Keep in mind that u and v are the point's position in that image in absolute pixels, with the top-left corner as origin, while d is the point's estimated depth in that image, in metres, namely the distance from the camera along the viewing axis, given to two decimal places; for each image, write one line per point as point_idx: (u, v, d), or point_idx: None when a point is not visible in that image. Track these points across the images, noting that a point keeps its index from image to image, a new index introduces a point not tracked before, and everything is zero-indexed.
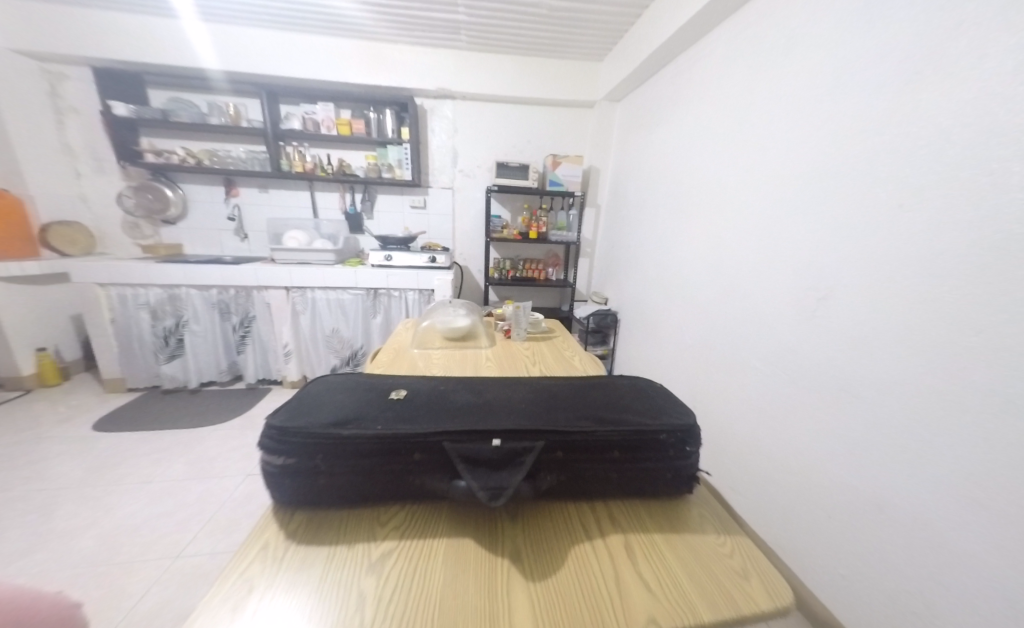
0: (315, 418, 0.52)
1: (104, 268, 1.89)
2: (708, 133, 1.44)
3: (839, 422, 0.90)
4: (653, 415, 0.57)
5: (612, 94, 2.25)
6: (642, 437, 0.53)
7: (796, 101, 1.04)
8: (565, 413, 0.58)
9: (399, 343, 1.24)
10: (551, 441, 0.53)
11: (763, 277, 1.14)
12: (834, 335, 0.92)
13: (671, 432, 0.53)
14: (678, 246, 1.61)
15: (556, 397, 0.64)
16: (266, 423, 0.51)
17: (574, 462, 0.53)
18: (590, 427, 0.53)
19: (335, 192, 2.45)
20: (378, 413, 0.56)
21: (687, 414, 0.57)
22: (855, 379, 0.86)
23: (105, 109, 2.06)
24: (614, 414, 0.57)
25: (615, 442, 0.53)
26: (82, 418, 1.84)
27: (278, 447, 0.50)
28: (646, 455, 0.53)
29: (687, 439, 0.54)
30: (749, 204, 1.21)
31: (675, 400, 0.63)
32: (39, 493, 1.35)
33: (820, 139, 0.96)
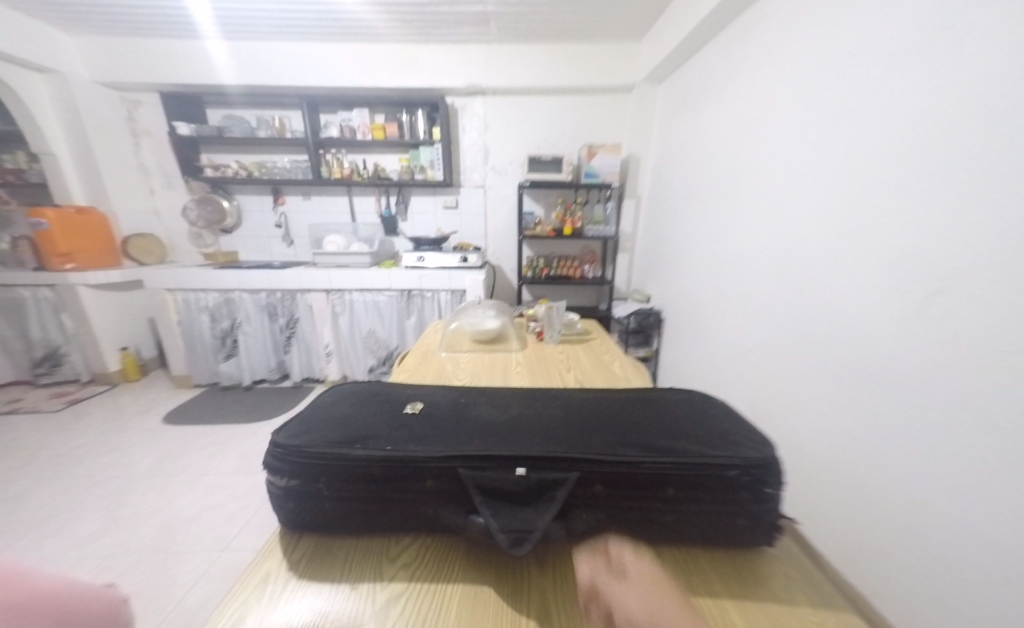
0: (322, 436, 0.48)
1: (170, 275, 2.07)
2: (764, 107, 1.26)
3: (958, 456, 0.67)
4: (717, 446, 0.47)
5: (652, 75, 2.08)
6: (702, 474, 0.44)
7: (882, 46, 0.84)
8: (605, 438, 0.49)
9: (428, 346, 1.20)
10: (588, 473, 0.45)
11: (846, 267, 0.92)
12: (948, 339, 0.70)
13: (742, 469, 0.44)
14: (730, 237, 1.43)
15: (594, 416, 0.55)
16: (272, 440, 0.48)
17: (615, 498, 0.45)
18: (636, 458, 0.45)
19: (371, 196, 2.50)
20: (391, 430, 0.50)
21: (761, 445, 0.47)
22: (980, 399, 0.64)
23: (171, 129, 2.25)
24: (666, 442, 0.48)
25: (666, 477, 0.44)
26: (155, 412, 2.02)
27: (283, 467, 0.46)
28: (707, 497, 0.44)
29: (762, 480, 0.43)
30: (819, 182, 1.01)
31: (741, 424, 0.52)
32: (114, 480, 1.48)
33: (912, 94, 0.77)
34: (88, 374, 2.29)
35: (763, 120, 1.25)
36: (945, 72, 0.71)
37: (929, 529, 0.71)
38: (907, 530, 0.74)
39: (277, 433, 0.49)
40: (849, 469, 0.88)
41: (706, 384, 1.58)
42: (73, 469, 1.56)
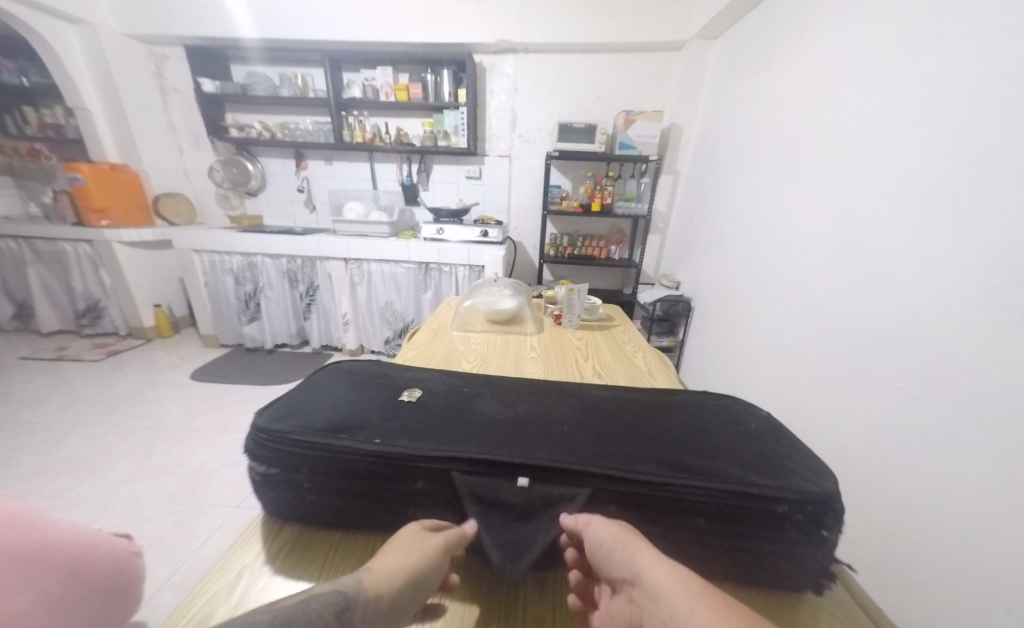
0: (308, 421, 0.44)
1: (197, 236, 2.09)
2: (838, 64, 1.06)
3: None
4: (762, 472, 0.39)
5: (706, 31, 1.83)
6: (742, 506, 0.37)
7: None
8: (625, 449, 0.43)
9: (440, 323, 1.14)
10: (603, 489, 0.39)
11: (926, 260, 0.77)
12: None
13: (793, 505, 0.36)
14: (779, 220, 1.27)
15: (613, 420, 0.49)
16: (253, 423, 0.44)
17: (631, 520, 0.39)
18: (661, 478, 0.38)
19: (393, 163, 2.42)
20: (384, 421, 0.45)
21: (819, 476, 0.39)
22: None
23: (196, 86, 2.21)
24: (698, 461, 0.41)
25: (696, 505, 0.37)
26: (185, 368, 2.12)
27: (263, 452, 0.42)
28: (744, 531, 0.37)
29: (818, 520, 0.36)
30: (902, 155, 0.84)
31: (789, 444, 0.45)
32: (144, 431, 1.56)
33: None
34: (126, 328, 2.42)
35: (835, 79, 1.06)
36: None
37: (997, 570, 0.62)
38: (971, 569, 0.65)
39: (262, 414, 0.45)
40: (902, 491, 0.77)
41: (734, 382, 1.47)
42: (109, 417, 1.66)
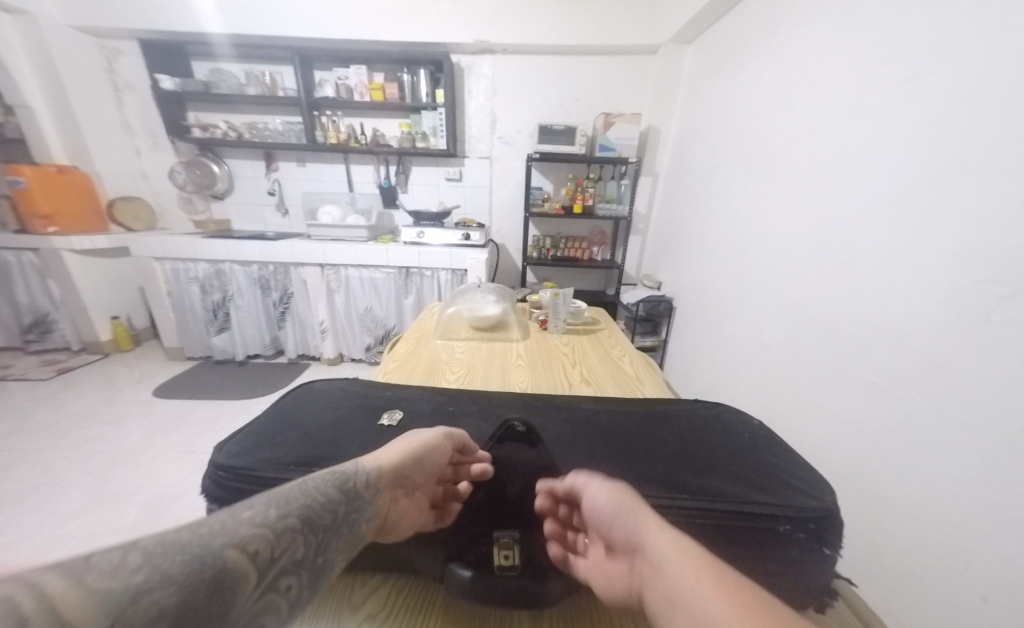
0: (274, 455, 0.44)
1: (157, 242, 1.96)
2: (810, 70, 1.08)
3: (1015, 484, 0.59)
4: (759, 487, 0.39)
5: (682, 34, 1.86)
6: (743, 525, 0.37)
7: None
8: (621, 471, 0.43)
9: (422, 331, 1.11)
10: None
11: (896, 261, 0.80)
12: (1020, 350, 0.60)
13: (795, 524, 0.36)
14: (756, 222, 1.29)
15: (608, 437, 0.49)
16: (216, 462, 0.43)
17: None
18: (658, 502, 0.39)
19: (370, 165, 2.34)
20: (359, 450, 0.46)
21: (818, 490, 0.39)
22: None
23: (153, 83, 2.07)
24: (695, 480, 0.41)
25: (695, 528, 0.37)
26: (147, 383, 1.98)
27: (225, 492, 0.42)
28: (746, 552, 0.37)
29: (820, 537, 0.36)
30: (872, 160, 0.86)
31: (785, 457, 0.45)
32: (100, 456, 1.44)
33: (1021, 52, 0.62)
34: (78, 343, 2.24)
35: (807, 85, 1.09)
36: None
37: (974, 562, 0.63)
38: (945, 561, 0.67)
39: (224, 449, 0.45)
40: (879, 486, 0.79)
41: (717, 381, 1.49)
42: (59, 441, 1.52)
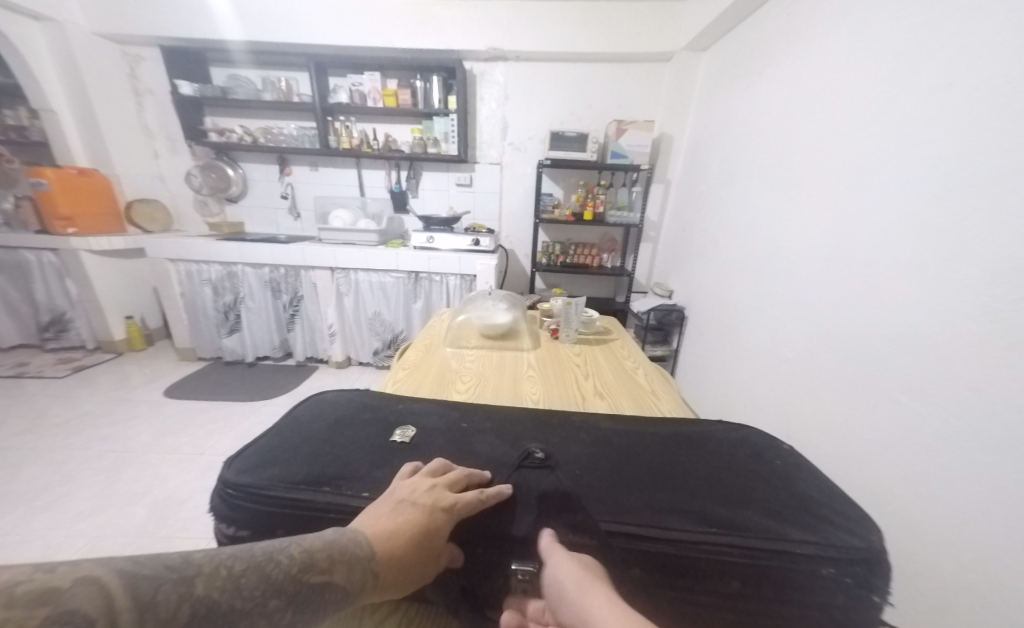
0: (283, 472, 0.44)
1: (170, 244, 1.98)
2: (834, 77, 1.05)
3: None
4: (797, 523, 0.39)
5: (697, 41, 1.84)
6: (781, 566, 0.36)
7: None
8: (646, 498, 0.42)
9: (432, 339, 1.09)
10: (629, 546, 0.38)
11: (925, 276, 0.76)
12: None
13: (840, 567, 0.35)
14: (774, 232, 1.26)
15: (630, 460, 0.48)
16: (224, 478, 0.44)
17: (663, 583, 0.38)
18: (690, 536, 0.38)
19: (381, 170, 2.36)
20: (369, 471, 0.45)
21: (862, 529, 0.38)
22: None
23: (173, 89, 2.11)
24: (725, 512, 0.40)
25: (729, 567, 0.36)
26: (157, 383, 1.99)
27: (234, 511, 0.42)
28: (784, 597, 0.36)
29: (866, 582, 0.35)
30: (901, 171, 0.83)
31: (821, 487, 0.44)
32: (110, 456, 1.45)
33: None
34: (93, 342, 2.28)
35: (829, 94, 1.06)
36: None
37: (1009, 595, 0.59)
38: (980, 599, 0.63)
39: (232, 466, 0.45)
40: (906, 512, 0.75)
41: (732, 393, 1.45)
42: (70, 439, 1.53)
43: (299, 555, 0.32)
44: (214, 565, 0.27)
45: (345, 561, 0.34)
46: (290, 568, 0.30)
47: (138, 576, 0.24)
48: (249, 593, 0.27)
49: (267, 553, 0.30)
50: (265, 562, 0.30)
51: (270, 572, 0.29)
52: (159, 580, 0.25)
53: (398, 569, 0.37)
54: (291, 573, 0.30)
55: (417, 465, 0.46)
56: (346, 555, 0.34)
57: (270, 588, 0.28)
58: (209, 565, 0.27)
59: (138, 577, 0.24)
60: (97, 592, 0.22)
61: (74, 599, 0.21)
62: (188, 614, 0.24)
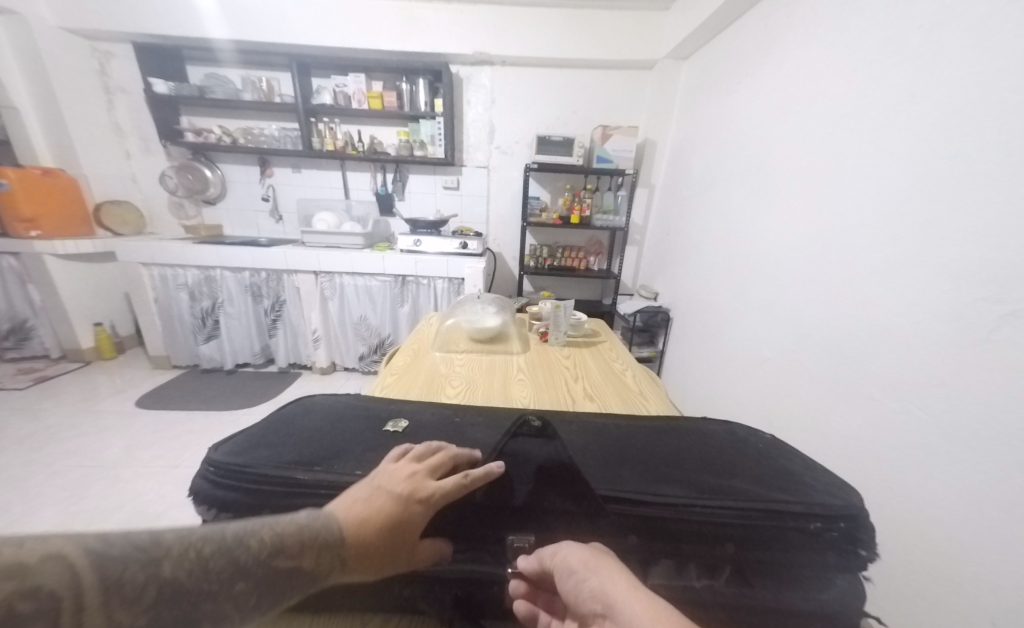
0: (273, 454, 0.44)
1: (144, 248, 1.90)
2: (807, 87, 1.10)
3: (1006, 498, 0.59)
4: (782, 487, 0.41)
5: (678, 50, 1.89)
6: (769, 522, 0.38)
7: (963, 13, 0.71)
8: (639, 472, 0.43)
9: (421, 343, 1.08)
10: (626, 511, 0.39)
11: (896, 275, 0.80)
12: (1005, 366, 0.61)
13: (826, 522, 0.38)
14: (753, 235, 1.30)
15: (622, 443, 0.49)
16: (211, 458, 0.44)
17: (661, 548, 0.38)
18: (683, 500, 0.39)
19: (367, 172, 2.33)
20: (361, 453, 0.46)
21: (843, 491, 0.41)
22: None
23: (146, 87, 2.03)
24: (716, 481, 0.42)
25: (722, 528, 0.38)
26: (128, 393, 1.90)
27: (220, 491, 0.41)
28: (774, 555, 0.37)
29: (851, 536, 0.37)
30: (872, 175, 0.87)
31: (802, 461, 0.47)
32: (76, 471, 1.37)
33: (1003, 77, 0.64)
34: (59, 350, 2.16)
35: (804, 102, 1.11)
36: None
37: (976, 576, 0.62)
38: (953, 586, 0.65)
39: (220, 448, 0.45)
40: (882, 505, 0.78)
41: (716, 393, 1.48)
42: (31, 454, 1.44)
43: (269, 539, 0.31)
44: (184, 546, 0.27)
45: (317, 546, 0.33)
46: (258, 552, 0.29)
47: (107, 555, 0.24)
48: (215, 578, 0.27)
49: (238, 536, 0.30)
50: (235, 547, 0.29)
51: (239, 553, 0.28)
52: (127, 560, 0.24)
53: (372, 560, 0.36)
54: (259, 557, 0.29)
55: (406, 447, 0.45)
56: (318, 540, 0.33)
57: (235, 572, 0.28)
58: (179, 547, 0.27)
59: (107, 559, 0.24)
60: (63, 569, 0.21)
61: (42, 576, 0.20)
62: (155, 595, 0.24)
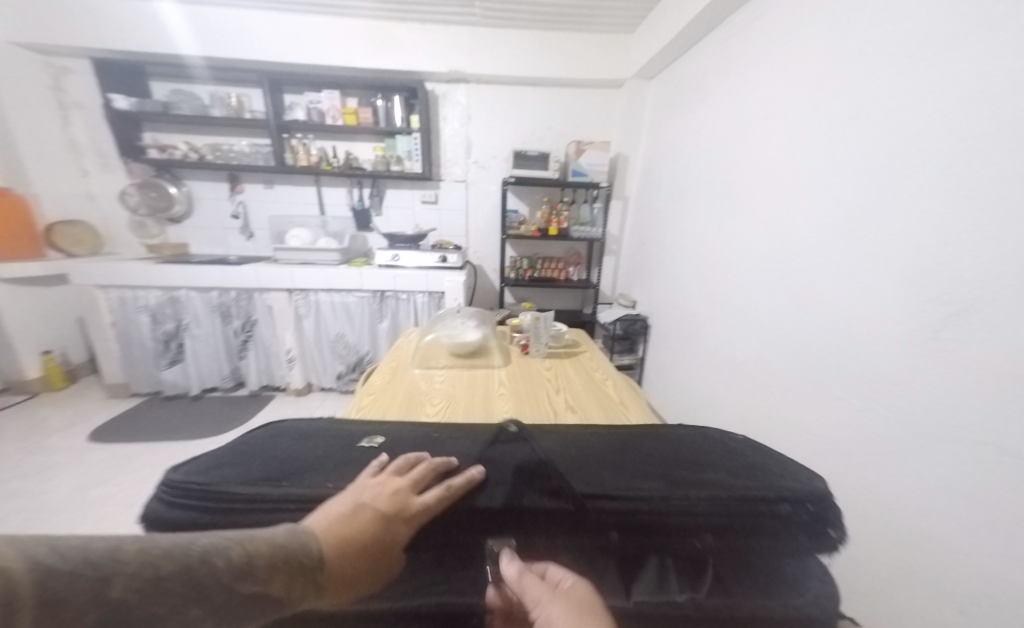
0: (239, 471, 0.40)
1: (100, 269, 1.79)
2: (764, 105, 1.17)
3: (962, 489, 0.62)
4: (755, 476, 0.41)
5: (645, 70, 1.98)
6: (745, 506, 0.37)
7: (894, 42, 0.78)
8: (616, 470, 0.43)
9: (399, 360, 1.05)
10: (604, 508, 0.38)
11: (853, 279, 0.85)
12: (953, 364, 0.65)
13: (795, 506, 0.37)
14: (721, 242, 1.36)
15: (599, 446, 0.48)
16: (164, 478, 0.39)
17: (637, 543, 0.38)
18: (659, 493, 0.38)
19: (342, 187, 2.30)
20: (334, 468, 0.43)
21: (809, 476, 0.41)
22: (984, 428, 0.60)
23: (105, 102, 1.95)
24: (689, 475, 0.42)
25: (698, 519, 0.37)
26: (79, 427, 1.75)
27: (174, 512, 0.37)
28: (748, 539, 0.38)
29: (822, 519, 0.37)
30: (826, 187, 0.93)
31: (771, 454, 0.47)
32: (16, 516, 1.24)
33: (930, 100, 0.70)
34: None
35: (762, 119, 1.17)
36: (978, 63, 0.63)
37: (937, 566, 0.65)
38: (923, 580, 0.67)
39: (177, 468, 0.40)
40: (852, 503, 0.80)
41: (695, 398, 1.51)
42: None
43: (239, 557, 0.29)
44: (141, 562, 0.25)
45: (288, 566, 0.31)
46: (223, 572, 0.28)
47: (53, 572, 0.22)
48: (170, 598, 0.25)
49: (203, 555, 0.28)
50: (198, 565, 0.27)
51: (198, 573, 0.27)
52: (73, 576, 0.22)
53: (349, 580, 0.34)
54: (222, 580, 0.27)
55: (383, 460, 0.44)
56: (292, 562, 0.31)
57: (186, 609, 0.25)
58: (137, 562, 0.25)
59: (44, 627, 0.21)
60: None
61: None
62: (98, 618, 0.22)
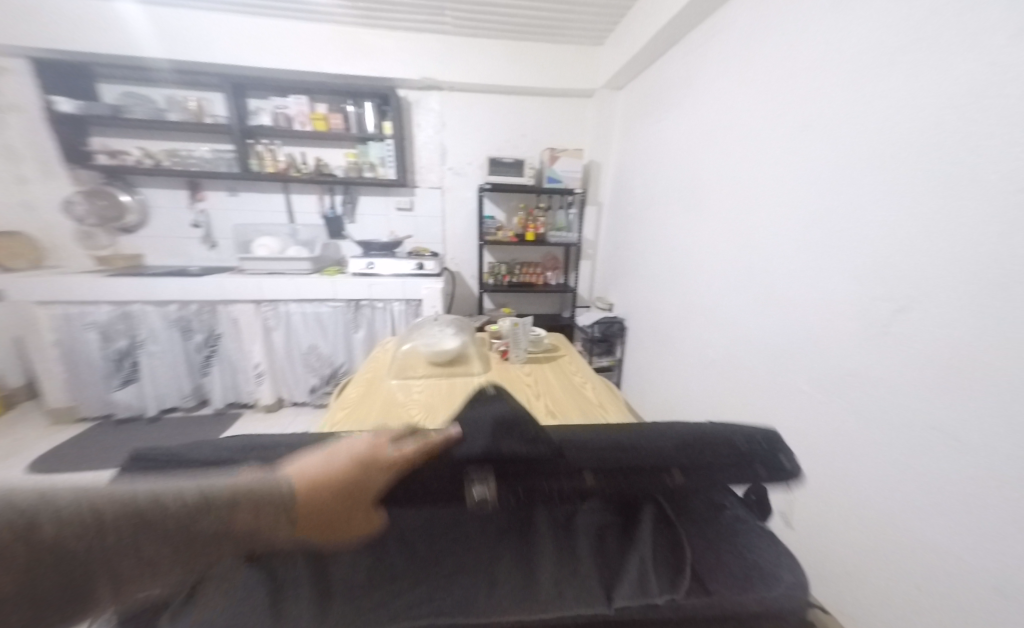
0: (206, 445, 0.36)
1: (41, 284, 1.64)
2: (725, 114, 1.23)
3: (915, 472, 0.67)
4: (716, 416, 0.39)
5: (614, 81, 2.05)
6: (709, 451, 0.35)
7: (838, 58, 0.84)
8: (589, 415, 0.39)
9: (375, 372, 1.01)
10: (574, 448, 0.35)
11: (811, 278, 0.90)
12: (902, 355, 0.70)
13: (752, 441, 0.36)
14: (690, 245, 1.41)
15: None
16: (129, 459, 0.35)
17: (609, 485, 0.35)
18: (632, 434, 0.35)
19: (312, 194, 2.23)
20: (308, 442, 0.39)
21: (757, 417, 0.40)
22: (932, 414, 0.65)
23: (46, 104, 1.81)
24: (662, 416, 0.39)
25: (667, 457, 0.35)
26: (16, 458, 1.58)
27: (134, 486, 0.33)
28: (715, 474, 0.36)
29: (776, 451, 0.36)
30: (784, 190, 0.98)
31: None
32: None
33: (871, 111, 0.76)
34: None
35: (723, 128, 1.24)
36: (914, 79, 0.69)
37: (901, 548, 0.69)
38: (887, 560, 0.72)
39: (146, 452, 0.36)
40: (820, 492, 0.85)
41: (671, 396, 1.55)
42: None
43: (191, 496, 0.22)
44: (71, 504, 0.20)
45: (253, 505, 0.23)
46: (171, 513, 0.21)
47: None
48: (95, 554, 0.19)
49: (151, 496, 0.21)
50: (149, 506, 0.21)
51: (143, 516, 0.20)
52: None
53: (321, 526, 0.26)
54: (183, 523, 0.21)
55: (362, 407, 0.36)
56: (257, 502, 0.23)
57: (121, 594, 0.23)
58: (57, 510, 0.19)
59: None
60: None
61: None
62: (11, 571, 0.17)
